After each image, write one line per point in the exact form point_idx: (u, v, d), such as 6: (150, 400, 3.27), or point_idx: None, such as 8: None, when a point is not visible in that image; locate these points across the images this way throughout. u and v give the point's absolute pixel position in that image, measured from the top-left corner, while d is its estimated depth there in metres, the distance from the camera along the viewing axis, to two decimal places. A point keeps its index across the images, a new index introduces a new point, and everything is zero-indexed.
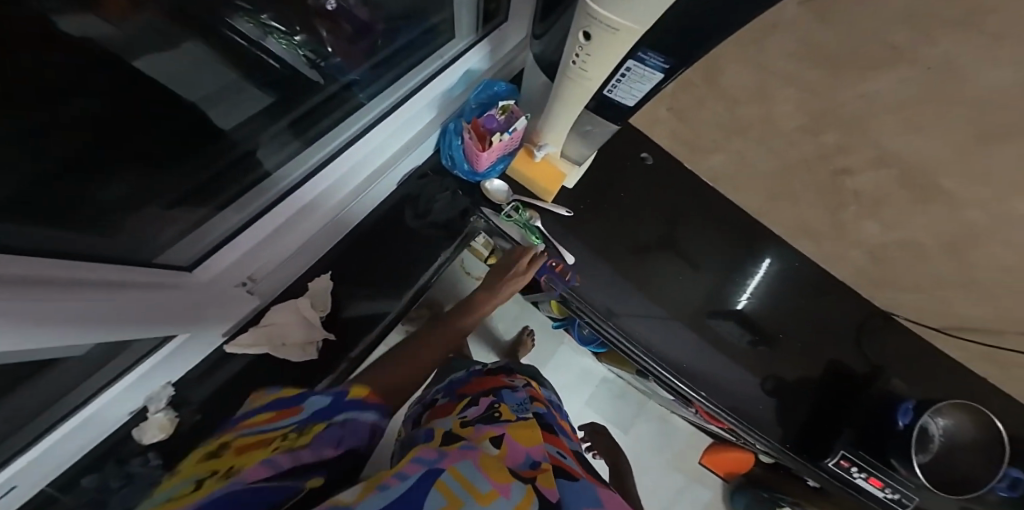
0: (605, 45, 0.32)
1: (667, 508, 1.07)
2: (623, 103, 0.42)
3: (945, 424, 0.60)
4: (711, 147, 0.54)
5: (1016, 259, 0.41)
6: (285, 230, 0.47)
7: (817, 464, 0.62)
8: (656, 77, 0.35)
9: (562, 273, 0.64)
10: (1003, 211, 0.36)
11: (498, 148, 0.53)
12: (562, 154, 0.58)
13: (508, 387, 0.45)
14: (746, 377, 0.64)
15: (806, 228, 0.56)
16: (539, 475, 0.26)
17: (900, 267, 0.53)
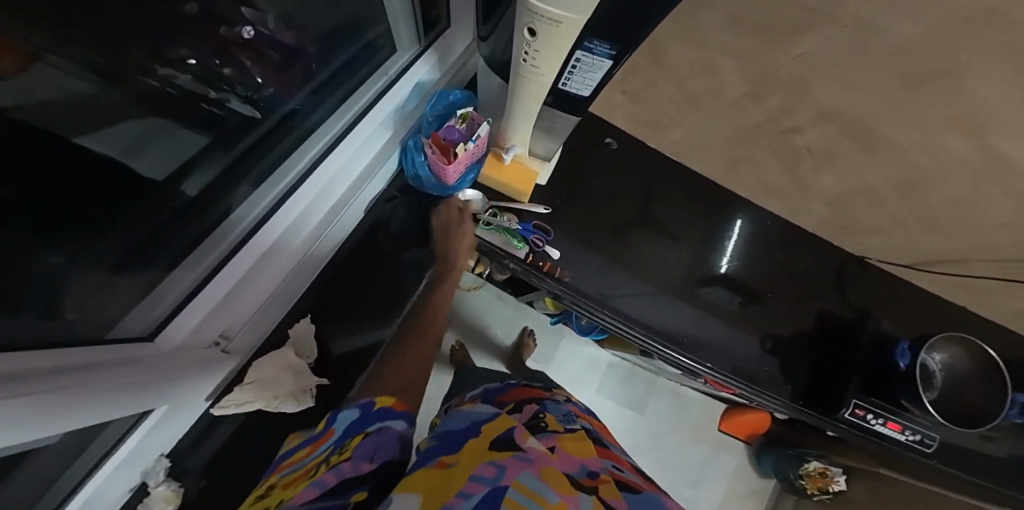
0: (553, 38, 0.33)
1: (697, 481, 1.08)
2: (579, 95, 0.42)
3: (941, 359, 0.61)
4: (670, 123, 0.55)
5: (966, 193, 0.41)
6: (253, 275, 0.47)
7: (833, 416, 0.62)
8: (605, 65, 0.36)
9: (551, 272, 0.63)
10: (940, 150, 0.36)
11: (463, 159, 0.53)
12: (531, 153, 0.58)
13: (550, 397, 0.46)
14: (744, 340, 0.65)
15: (770, 187, 0.57)
16: (600, 486, 0.29)
17: (861, 212, 0.53)
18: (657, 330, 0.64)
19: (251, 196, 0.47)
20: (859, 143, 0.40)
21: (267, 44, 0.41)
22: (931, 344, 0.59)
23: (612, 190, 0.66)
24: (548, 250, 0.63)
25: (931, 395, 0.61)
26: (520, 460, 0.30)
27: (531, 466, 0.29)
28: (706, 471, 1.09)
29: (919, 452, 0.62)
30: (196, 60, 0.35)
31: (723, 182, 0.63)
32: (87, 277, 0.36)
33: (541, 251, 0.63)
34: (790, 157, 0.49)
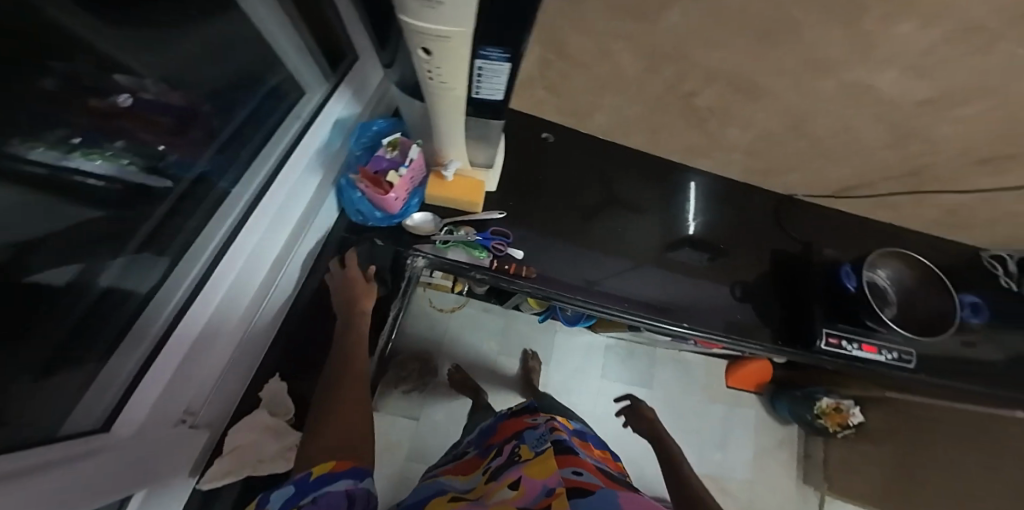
0: (451, 55, 0.31)
1: (721, 441, 1.16)
2: (493, 99, 0.42)
3: (887, 276, 0.67)
4: (588, 111, 0.60)
5: (838, 121, 0.47)
6: (209, 341, 0.43)
7: (813, 350, 0.64)
8: (505, 68, 0.35)
9: (518, 273, 0.63)
10: (806, 89, 0.41)
11: (405, 183, 0.54)
12: (472, 164, 0.60)
13: (530, 429, 0.68)
14: (717, 291, 0.67)
15: (691, 147, 0.62)
16: (554, 501, 0.45)
17: (771, 154, 0.59)
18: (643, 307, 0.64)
19: (177, 266, 0.43)
20: (750, 96, 0.45)
21: (154, 109, 0.37)
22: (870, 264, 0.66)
23: (562, 179, 0.68)
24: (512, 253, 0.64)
25: (890, 314, 0.65)
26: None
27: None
28: (731, 430, 1.18)
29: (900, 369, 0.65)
30: (80, 137, 0.30)
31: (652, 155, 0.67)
32: (15, 380, 0.28)
33: (505, 254, 0.64)
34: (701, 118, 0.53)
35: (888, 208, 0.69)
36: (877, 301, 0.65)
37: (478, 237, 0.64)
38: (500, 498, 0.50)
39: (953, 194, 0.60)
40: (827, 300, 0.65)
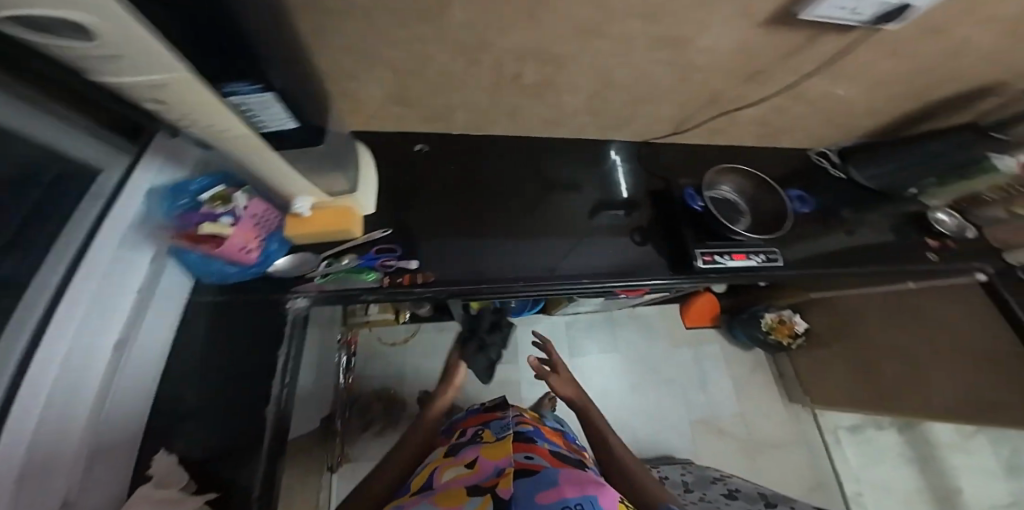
0: (190, 102, 0.30)
1: (688, 372, 1.53)
2: (287, 126, 0.40)
3: (733, 189, 0.93)
4: (448, 113, 0.80)
5: (602, 46, 0.66)
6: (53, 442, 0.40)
7: (694, 270, 0.82)
8: (267, 96, 0.34)
9: (411, 282, 0.70)
10: (549, 68, 0.70)
11: (246, 231, 0.53)
12: (329, 196, 0.62)
13: (499, 417, 0.84)
14: (626, 247, 0.87)
15: (531, 99, 0.79)
16: (500, 481, 0.59)
17: (588, 87, 0.77)
18: (597, 266, 0.82)
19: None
20: (539, 38, 0.62)
21: None
22: (711, 183, 0.91)
23: (494, 177, 0.86)
24: (404, 265, 0.71)
25: (743, 225, 0.88)
26: (423, 497, 0.62)
27: (431, 497, 0.60)
28: (704, 364, 1.55)
29: (767, 265, 0.85)
30: None
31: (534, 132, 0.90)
32: None
33: (394, 269, 0.70)
34: (540, 92, 0.78)
35: (714, 134, 0.97)
36: (726, 213, 0.89)
37: (356, 262, 0.68)
38: (454, 475, 0.65)
39: (735, 108, 0.87)
40: (695, 227, 0.85)
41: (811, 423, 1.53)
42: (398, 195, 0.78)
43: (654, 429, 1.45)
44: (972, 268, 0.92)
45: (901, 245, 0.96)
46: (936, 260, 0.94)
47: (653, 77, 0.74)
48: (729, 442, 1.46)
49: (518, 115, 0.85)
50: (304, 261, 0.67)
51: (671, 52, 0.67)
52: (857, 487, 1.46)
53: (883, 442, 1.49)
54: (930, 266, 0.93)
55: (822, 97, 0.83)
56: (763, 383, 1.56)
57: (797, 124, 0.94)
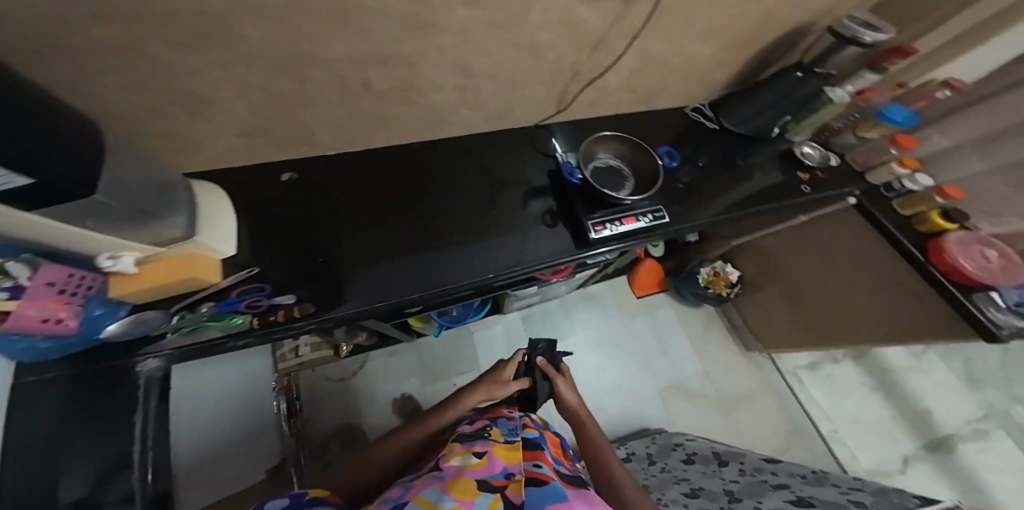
0: None
1: (645, 344, 1.46)
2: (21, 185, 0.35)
3: (611, 156, 0.95)
4: (315, 139, 0.77)
5: (443, 47, 0.66)
6: None
7: (590, 243, 0.88)
8: None
9: (286, 318, 0.69)
10: (402, 80, 0.70)
11: (44, 301, 0.49)
12: (154, 248, 0.57)
13: (504, 418, 0.83)
14: (556, 235, 0.90)
15: (400, 111, 0.79)
16: (511, 486, 0.57)
17: (449, 85, 0.78)
18: (562, 252, 0.87)
19: None
20: (377, 56, 0.61)
21: None
22: (589, 154, 0.93)
23: (428, 188, 0.89)
24: (279, 300, 0.70)
25: (625, 190, 0.91)
26: (432, 478, 0.59)
27: (440, 480, 0.58)
28: (662, 334, 1.48)
29: (657, 223, 0.92)
30: None
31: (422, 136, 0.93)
32: None
33: (263, 310, 0.69)
34: (405, 103, 0.77)
35: (593, 106, 1.04)
36: (609, 182, 0.91)
37: (220, 309, 0.67)
38: (461, 461, 0.63)
39: (596, 76, 0.94)
40: (582, 202, 0.89)
41: (773, 370, 1.46)
42: (291, 222, 0.77)
43: (618, 407, 1.37)
44: (843, 192, 1.01)
45: (778, 179, 1.03)
46: (810, 191, 1.00)
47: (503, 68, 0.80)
48: (697, 404, 1.39)
49: (395, 128, 0.84)
50: (150, 319, 0.63)
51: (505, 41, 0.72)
52: (831, 425, 1.36)
53: (845, 376, 1.43)
54: (809, 195, 1.00)
55: (666, 53, 0.91)
56: (716, 336, 1.51)
57: (662, 84, 1.01)
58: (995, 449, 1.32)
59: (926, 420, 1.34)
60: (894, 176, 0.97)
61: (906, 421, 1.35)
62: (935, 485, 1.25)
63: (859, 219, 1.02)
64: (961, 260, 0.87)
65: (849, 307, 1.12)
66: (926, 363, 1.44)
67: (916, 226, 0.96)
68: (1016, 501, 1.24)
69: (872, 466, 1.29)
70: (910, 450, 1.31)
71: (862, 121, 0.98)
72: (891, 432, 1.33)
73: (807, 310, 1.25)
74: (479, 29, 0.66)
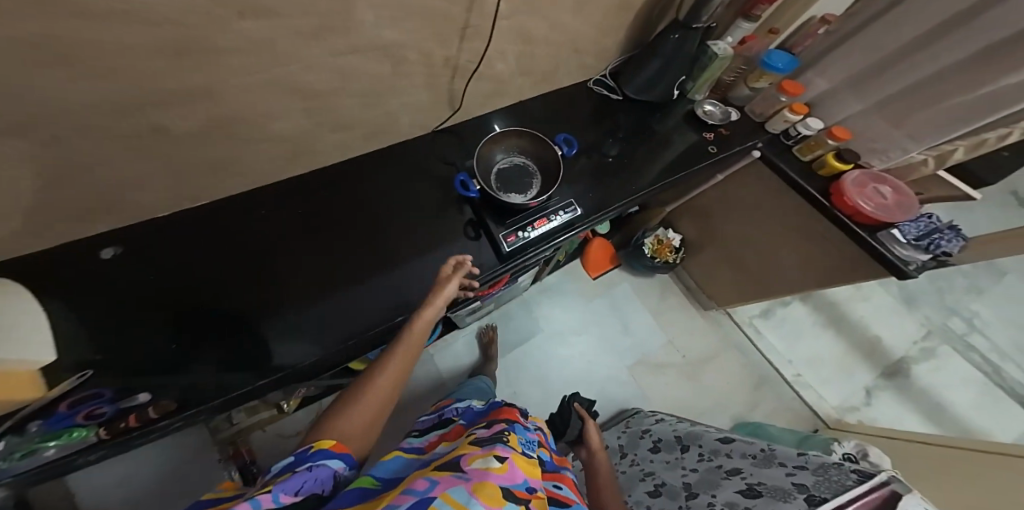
0: None
1: (617, 324, 1.31)
2: None
3: (513, 152, 0.86)
4: (139, 200, 0.65)
5: (250, 68, 0.55)
6: None
7: (506, 255, 0.80)
8: None
9: (140, 421, 0.60)
10: (217, 115, 0.59)
11: None
12: None
13: (519, 423, 0.73)
14: (484, 253, 0.83)
15: (237, 147, 0.67)
16: (535, 500, 0.50)
17: (292, 111, 0.67)
18: (491, 267, 0.82)
19: None
20: (160, 95, 0.50)
21: None
22: (486, 160, 0.83)
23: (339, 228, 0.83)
24: (130, 403, 0.61)
25: (534, 191, 0.83)
26: (457, 479, 0.46)
27: (467, 482, 0.46)
28: (624, 312, 1.33)
29: (572, 219, 0.86)
30: None
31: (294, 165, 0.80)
32: None
33: (108, 418, 0.60)
34: (239, 137, 0.65)
35: (491, 98, 0.94)
36: (516, 186, 0.83)
37: (57, 424, 0.57)
38: (482, 463, 0.51)
39: (478, 66, 0.83)
40: (485, 215, 0.82)
41: (730, 324, 1.38)
42: (148, 305, 0.67)
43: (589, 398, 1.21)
44: (747, 146, 0.99)
45: (687, 146, 0.99)
46: (717, 151, 0.97)
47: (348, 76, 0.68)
48: (669, 374, 1.27)
49: (244, 165, 0.72)
50: None
51: (335, 47, 0.61)
52: (795, 369, 1.34)
53: (797, 318, 1.41)
54: (715, 155, 0.97)
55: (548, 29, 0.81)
56: (675, 304, 1.38)
57: (558, 64, 0.92)
58: (944, 365, 1.38)
59: (878, 348, 1.38)
60: (788, 123, 0.98)
61: (860, 353, 1.37)
62: (897, 411, 1.30)
63: (770, 172, 1.01)
64: (862, 201, 0.89)
65: (777, 264, 1.12)
66: (866, 290, 1.47)
67: (817, 170, 0.97)
68: (966, 409, 1.31)
69: (840, 404, 1.30)
70: (871, 381, 1.34)
71: (750, 72, 0.96)
72: (846, 366, 1.35)
73: (746, 271, 1.22)
74: (280, 40, 0.54)
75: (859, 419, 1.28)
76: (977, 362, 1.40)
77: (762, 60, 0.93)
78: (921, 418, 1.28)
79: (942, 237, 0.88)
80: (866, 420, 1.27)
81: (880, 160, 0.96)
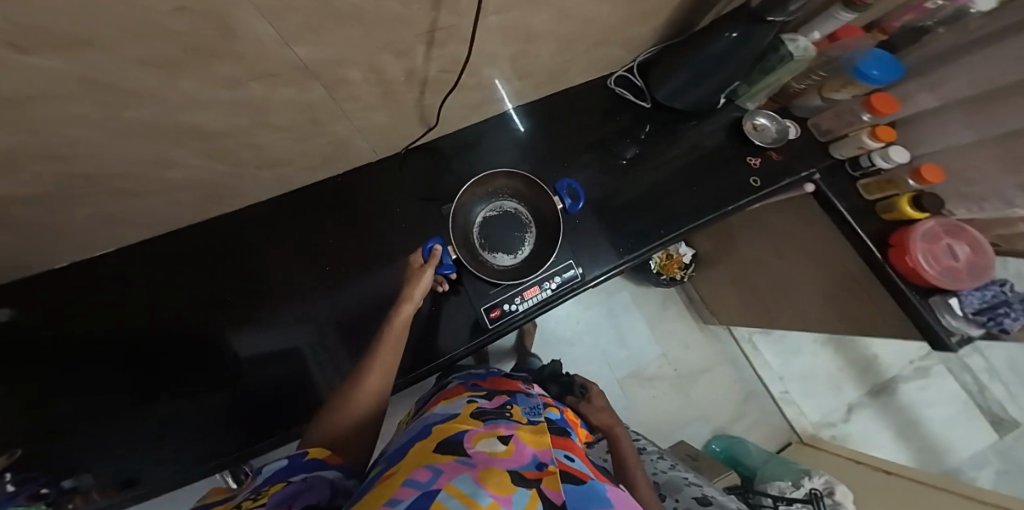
0: None
1: (613, 334, 1.26)
2: None
3: (499, 194, 0.74)
4: (39, 245, 0.58)
5: (91, 122, 0.41)
6: None
7: (490, 329, 0.69)
8: None
9: (90, 501, 0.60)
10: (72, 166, 0.47)
11: None
12: None
13: (523, 394, 0.74)
14: (466, 319, 0.70)
15: (133, 187, 0.56)
16: (546, 478, 0.43)
17: (187, 146, 0.54)
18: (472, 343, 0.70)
19: None
20: None
21: None
22: (466, 216, 0.71)
23: (288, 273, 0.73)
24: (75, 483, 0.60)
25: (525, 249, 0.73)
26: (461, 466, 0.44)
27: (470, 472, 0.42)
28: (621, 321, 1.27)
29: (568, 284, 0.71)
30: None
31: (224, 189, 0.67)
32: None
33: (54, 500, 0.59)
34: (131, 180, 0.54)
35: (478, 108, 0.75)
36: (504, 244, 0.72)
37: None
38: (487, 447, 0.49)
39: (460, 77, 0.63)
40: (466, 289, 0.70)
41: (727, 339, 1.32)
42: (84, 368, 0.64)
43: None
44: (804, 177, 0.77)
45: (724, 176, 0.78)
46: (760, 185, 0.76)
47: (261, 98, 0.51)
48: (660, 388, 1.24)
49: (159, 200, 0.62)
50: None
51: (219, 73, 0.43)
52: (783, 386, 1.29)
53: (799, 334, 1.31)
54: (757, 190, 0.76)
55: (556, 29, 0.59)
56: (674, 316, 1.31)
57: (568, 62, 0.70)
58: (938, 385, 1.27)
59: (873, 366, 1.28)
60: (863, 150, 0.75)
61: (852, 371, 1.28)
62: (874, 430, 1.24)
63: (812, 208, 0.82)
64: (922, 258, 0.72)
65: (799, 307, 0.98)
66: None
67: (880, 213, 0.78)
68: (951, 432, 1.24)
69: (817, 419, 1.26)
70: (856, 398, 1.27)
71: (830, 80, 0.71)
72: (835, 382, 1.28)
73: (758, 301, 1.09)
74: (107, 79, 0.37)
75: (834, 435, 1.24)
76: (965, 381, 1.28)
77: (851, 64, 0.65)
78: (900, 440, 1.23)
79: (1009, 312, 0.72)
80: (840, 437, 1.24)
81: (968, 210, 0.76)
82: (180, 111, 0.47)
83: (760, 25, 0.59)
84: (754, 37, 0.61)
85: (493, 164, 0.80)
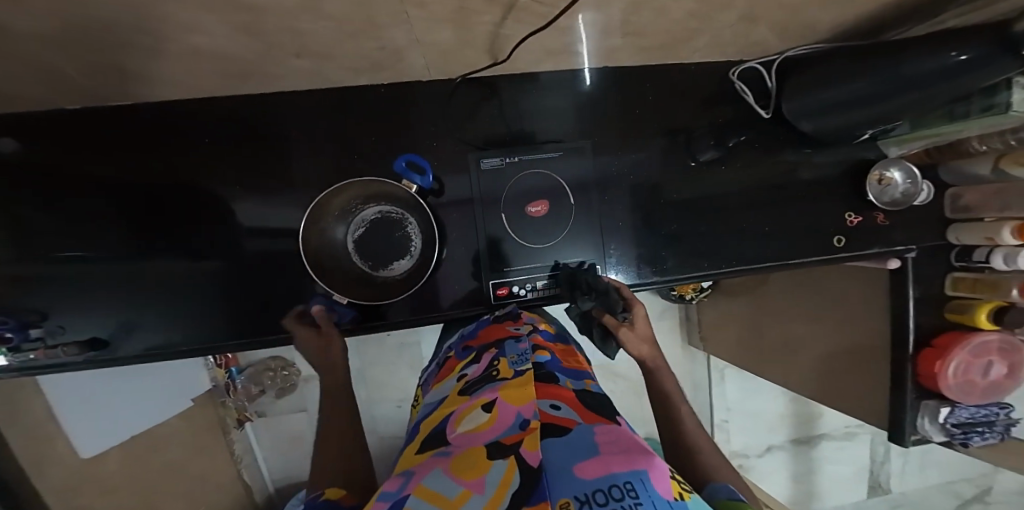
0: None
1: None
2: None
3: (354, 208, 0.62)
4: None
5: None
6: None
7: (499, 303, 0.65)
8: None
9: (53, 357, 0.55)
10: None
11: None
12: None
13: (511, 338, 0.56)
14: (470, 283, 0.65)
15: (95, 61, 0.39)
16: (528, 438, 0.34)
17: (166, 39, 0.35)
18: (477, 309, 0.65)
19: None
20: None
21: None
22: (341, 253, 0.61)
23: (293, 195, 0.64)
24: (43, 334, 0.56)
25: (416, 244, 0.63)
26: (436, 460, 0.37)
27: (445, 462, 0.35)
28: None
29: None
30: None
31: (225, 77, 0.50)
32: None
33: (15, 346, 0.54)
34: (99, 56, 0.38)
35: (559, 55, 0.56)
36: (394, 248, 0.63)
37: None
38: (470, 424, 0.41)
39: (561, 16, 0.41)
40: (478, 253, 0.65)
41: (702, 361, 1.32)
42: (86, 223, 0.58)
43: None
44: (892, 252, 0.67)
45: (793, 225, 0.68)
46: (840, 247, 0.67)
47: (280, 18, 0.33)
48: (617, 383, 1.31)
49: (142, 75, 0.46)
50: None
51: None
52: (725, 415, 1.36)
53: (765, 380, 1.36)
54: (834, 251, 0.67)
55: None
56: (664, 329, 1.28)
57: (704, 31, 0.49)
58: (851, 449, 1.42)
59: (809, 421, 1.39)
60: (988, 243, 0.61)
61: (790, 420, 1.39)
62: (777, 469, 1.41)
63: (887, 291, 0.71)
64: (953, 367, 0.64)
65: (797, 370, 0.94)
66: None
67: (945, 311, 0.69)
68: (835, 485, 1.43)
69: (737, 449, 1.37)
70: (779, 441, 1.39)
71: (1021, 152, 0.52)
72: (772, 425, 1.39)
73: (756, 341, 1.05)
74: None
75: (742, 464, 1.38)
76: (875, 450, 1.42)
77: None
78: (792, 480, 1.42)
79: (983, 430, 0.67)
80: (746, 466, 1.38)
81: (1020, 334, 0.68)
82: (169, 17, 0.29)
83: (971, 88, 0.38)
84: (935, 89, 0.40)
85: (546, 125, 0.66)
